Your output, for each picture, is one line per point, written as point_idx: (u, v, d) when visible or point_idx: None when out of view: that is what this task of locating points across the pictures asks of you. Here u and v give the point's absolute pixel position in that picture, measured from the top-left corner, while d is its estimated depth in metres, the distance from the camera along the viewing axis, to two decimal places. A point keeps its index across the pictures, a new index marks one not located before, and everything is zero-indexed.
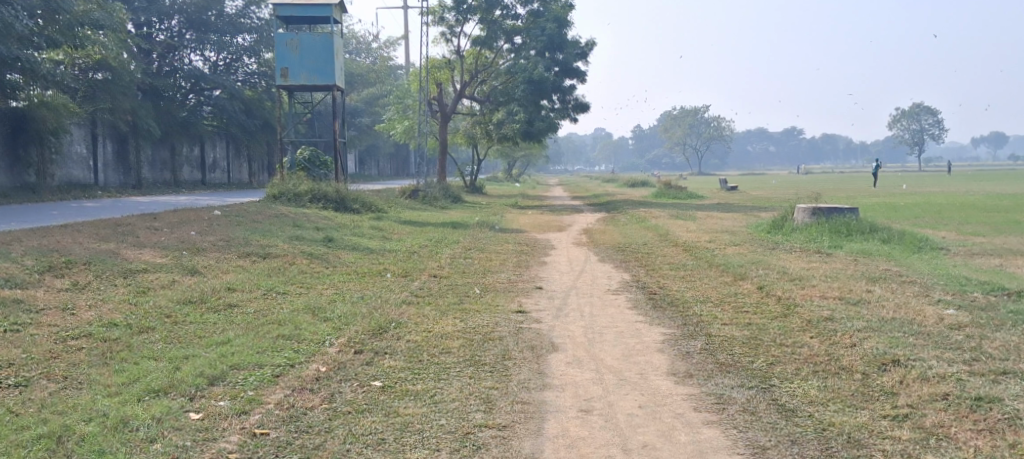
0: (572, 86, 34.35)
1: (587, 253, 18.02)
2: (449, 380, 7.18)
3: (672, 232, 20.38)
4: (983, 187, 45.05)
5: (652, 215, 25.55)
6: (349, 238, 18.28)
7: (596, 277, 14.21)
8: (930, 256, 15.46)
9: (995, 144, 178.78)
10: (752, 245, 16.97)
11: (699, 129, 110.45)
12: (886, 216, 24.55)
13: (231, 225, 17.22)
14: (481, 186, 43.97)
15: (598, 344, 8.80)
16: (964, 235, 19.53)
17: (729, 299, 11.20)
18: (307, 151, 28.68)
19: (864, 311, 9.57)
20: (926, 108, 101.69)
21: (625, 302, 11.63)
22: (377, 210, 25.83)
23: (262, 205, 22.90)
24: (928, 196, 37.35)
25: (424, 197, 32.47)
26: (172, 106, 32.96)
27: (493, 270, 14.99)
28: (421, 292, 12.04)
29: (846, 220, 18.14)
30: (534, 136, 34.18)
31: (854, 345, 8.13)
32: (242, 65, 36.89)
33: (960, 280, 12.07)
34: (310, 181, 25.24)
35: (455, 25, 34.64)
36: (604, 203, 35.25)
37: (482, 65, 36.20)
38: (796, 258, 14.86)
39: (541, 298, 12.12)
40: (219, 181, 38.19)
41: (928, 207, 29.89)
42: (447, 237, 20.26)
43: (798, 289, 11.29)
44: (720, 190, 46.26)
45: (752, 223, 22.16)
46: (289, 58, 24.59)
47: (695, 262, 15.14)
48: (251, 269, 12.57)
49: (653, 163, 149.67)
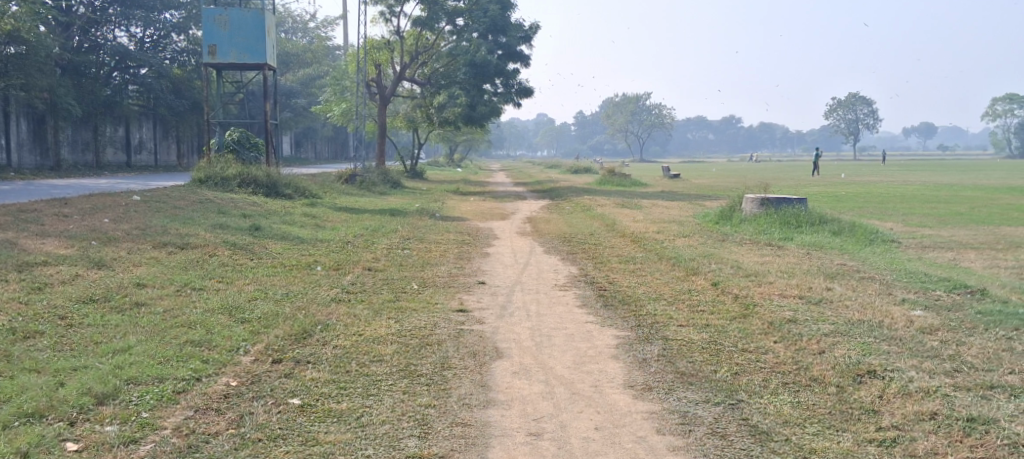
0: (515, 69, 33.52)
1: (531, 243, 17.26)
2: (379, 396, 6.42)
3: (619, 221, 19.75)
4: (922, 177, 45.33)
5: (597, 203, 24.88)
6: (279, 227, 17.38)
7: (541, 271, 13.45)
8: (883, 249, 14.99)
9: (925, 133, 182.25)
10: (702, 237, 16.40)
11: (640, 116, 110.49)
12: (832, 206, 24.19)
13: (150, 214, 16.18)
14: (422, 171, 42.99)
15: (546, 350, 8.06)
16: (912, 226, 19.15)
17: (684, 296, 10.54)
18: (237, 133, 27.52)
19: (828, 311, 8.91)
20: (862, 98, 102.77)
21: (573, 300, 10.90)
22: (312, 196, 24.82)
23: (188, 191, 21.78)
24: (869, 186, 37.32)
25: (362, 182, 31.50)
26: (94, 84, 31.48)
27: (432, 262, 14.16)
28: (354, 289, 11.21)
29: (796, 211, 17.63)
30: (476, 121, 33.27)
31: (824, 351, 7.49)
32: (171, 42, 35.19)
33: (919, 276, 11.53)
34: (240, 165, 24.13)
35: (395, 6, 33.56)
36: (548, 190, 34.55)
37: (422, 47, 35.17)
38: (747, 251, 14.26)
39: (484, 294, 11.34)
40: (147, 163, 36.79)
41: (870, 197, 29.66)
42: (385, 225, 19.39)
43: (755, 286, 10.61)
44: (663, 178, 45.82)
45: (699, 212, 21.59)
46: (217, 35, 23.32)
47: (645, 255, 14.51)
48: (166, 261, 11.94)
49: (596, 149, 149.93)
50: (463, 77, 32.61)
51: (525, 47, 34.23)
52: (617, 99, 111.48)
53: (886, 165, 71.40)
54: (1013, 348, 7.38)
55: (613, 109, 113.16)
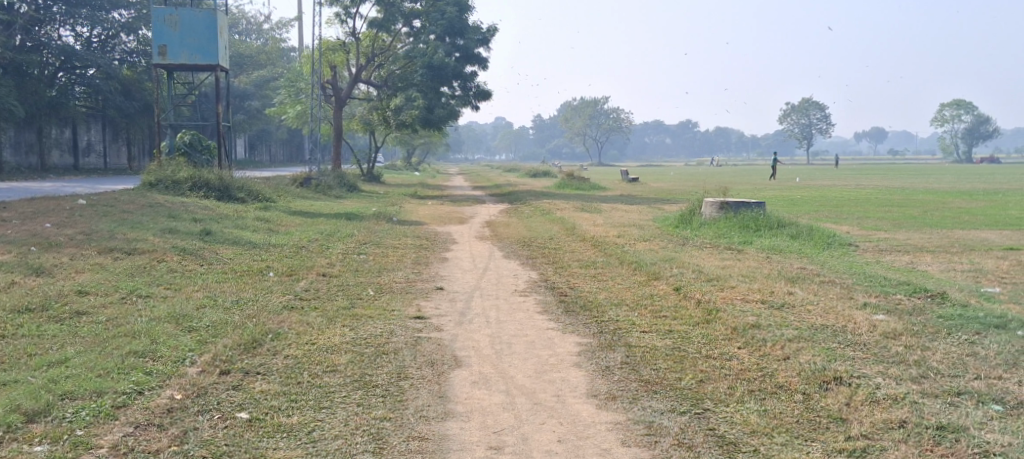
0: (473, 72, 33.30)
1: (489, 248, 17.04)
2: (332, 409, 6.17)
3: (578, 225, 19.60)
4: (875, 181, 45.89)
5: (556, 208, 24.70)
6: (231, 232, 17.04)
7: (500, 276, 13.24)
8: (841, 252, 14.97)
9: (876, 138, 185.20)
10: (662, 240, 16.32)
11: (598, 121, 110.88)
12: (789, 210, 24.28)
13: (96, 220, 15.80)
14: (379, 175, 42.60)
15: (506, 358, 7.85)
16: (868, 230, 19.22)
17: (646, 302, 10.39)
18: (188, 136, 26.90)
19: (791, 316, 8.77)
20: (814, 103, 104.04)
21: (533, 306, 10.69)
22: (266, 200, 24.38)
23: (137, 195, 21.29)
24: (824, 189, 37.61)
25: (317, 186, 31.08)
26: (38, 85, 30.82)
27: (389, 267, 13.88)
28: (307, 296, 10.96)
29: (755, 215, 17.60)
30: (434, 125, 33.00)
31: (789, 357, 7.35)
32: (121, 42, 34.70)
33: (878, 280, 11.45)
34: (191, 169, 23.67)
35: (351, 7, 33.17)
36: (507, 194, 34.36)
37: (379, 49, 34.81)
38: (707, 255, 14.17)
39: (442, 300, 11.11)
40: (95, 166, 36.10)
41: (826, 201, 29.86)
42: (341, 229, 19.07)
43: (717, 291, 10.45)
44: (622, 182, 45.82)
45: (658, 216, 21.51)
46: (168, 36, 22.82)
47: (605, 259, 14.37)
48: (111, 268, 11.66)
49: (554, 152, 150.40)
50: (420, 79, 32.31)
51: (483, 50, 34.04)
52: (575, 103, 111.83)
53: (838, 168, 72.32)
54: (976, 352, 7.30)
55: (571, 113, 113.36)
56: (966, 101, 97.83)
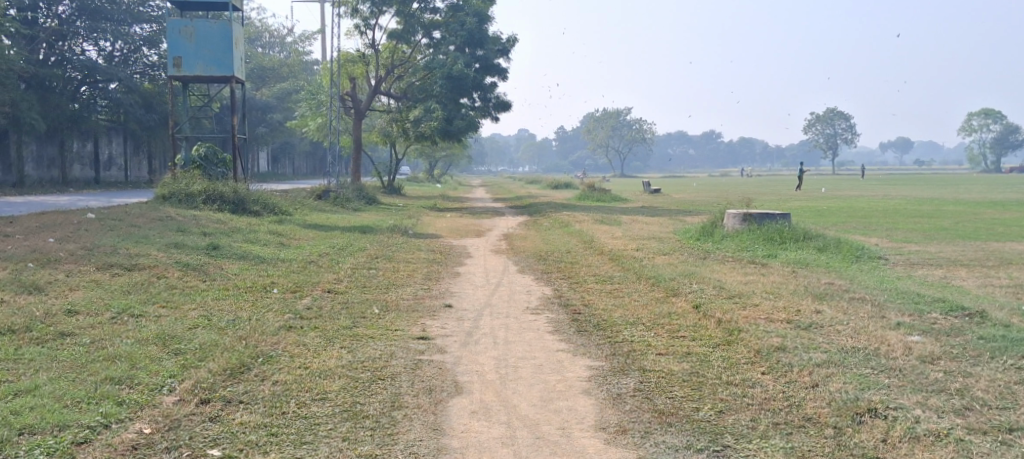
0: (493, 83, 32.81)
1: (505, 262, 16.50)
2: (314, 446, 6.02)
3: (597, 238, 19.05)
4: (902, 192, 44.94)
5: (575, 220, 24.14)
6: (240, 246, 16.64)
7: (513, 292, 12.69)
8: (870, 266, 14.31)
9: (901, 148, 182.83)
10: (683, 254, 15.74)
11: (621, 131, 110.20)
12: (814, 221, 23.58)
13: (101, 236, 15.44)
14: (398, 187, 42.19)
15: (511, 384, 7.32)
16: (897, 242, 18.53)
17: (663, 321, 9.81)
18: (204, 149, 26.64)
19: (819, 338, 8.12)
20: (839, 113, 102.88)
21: (544, 325, 10.13)
22: (282, 213, 24.01)
23: (150, 209, 20.95)
24: (850, 200, 36.84)
25: (336, 198, 30.73)
26: (58, 99, 30.75)
27: (398, 283, 13.36)
28: (309, 314, 10.44)
29: (779, 227, 16.99)
30: (453, 136, 32.47)
31: (817, 385, 6.76)
32: (143, 56, 34.54)
33: (912, 297, 10.79)
34: (206, 181, 23.28)
35: (371, 18, 32.77)
36: (526, 207, 33.93)
37: (398, 61, 34.45)
38: (730, 270, 13.55)
39: (449, 319, 10.57)
40: (116, 179, 35.94)
41: (852, 212, 29.17)
42: (354, 243, 18.65)
43: (740, 309, 9.81)
44: (644, 193, 45.12)
45: (679, 229, 20.89)
46: (183, 47, 22.53)
47: (623, 274, 13.83)
48: (107, 285, 11.24)
49: (576, 164, 149.56)
50: (440, 91, 31.87)
51: (503, 60, 33.57)
52: (596, 115, 111.12)
53: (863, 179, 71.30)
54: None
55: (593, 124, 112.49)
56: (994, 111, 96.37)
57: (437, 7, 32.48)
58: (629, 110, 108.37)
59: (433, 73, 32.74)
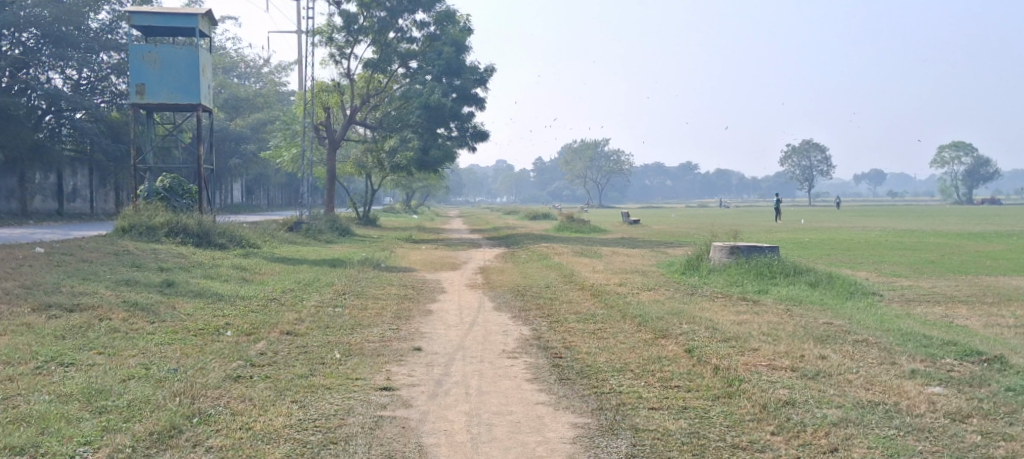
0: (470, 113, 31.89)
1: (480, 298, 15.55)
2: None
3: (577, 272, 18.17)
4: (881, 223, 44.48)
5: (554, 252, 23.24)
6: (198, 282, 15.62)
7: (488, 333, 11.70)
8: (867, 303, 13.43)
9: (874, 181, 183.54)
10: (669, 290, 14.86)
11: (599, 163, 109.87)
12: (800, 254, 22.84)
13: (45, 275, 14.40)
14: (374, 218, 41.11)
15: (483, 447, 6.45)
16: (888, 276, 17.72)
17: (654, 368, 8.87)
18: (168, 179, 25.63)
19: (831, 389, 7.16)
20: (814, 145, 103.05)
21: (523, 371, 9.18)
22: (249, 245, 22.98)
23: (106, 242, 19.90)
24: (833, 232, 36.11)
25: (308, 229, 29.72)
26: (21, 129, 29.66)
27: (365, 323, 12.36)
28: (261, 361, 9.46)
29: (768, 260, 16.19)
30: (429, 167, 31.44)
31: (837, 449, 6.09)
32: (111, 85, 33.50)
33: (921, 338, 9.91)
34: (168, 213, 22.23)
35: (346, 47, 31.97)
36: (504, 238, 32.99)
37: (374, 90, 33.58)
38: (721, 308, 12.64)
39: (417, 365, 9.58)
40: (82, 211, 34.67)
41: (835, 244, 28.40)
42: (321, 277, 17.68)
43: (738, 355, 8.85)
44: (623, 224, 44.29)
45: (662, 263, 20.00)
46: (147, 74, 21.55)
47: (607, 312, 12.90)
48: (39, 330, 10.52)
49: (555, 196, 148.99)
50: (417, 120, 30.93)
51: (480, 90, 32.70)
52: (574, 146, 110.75)
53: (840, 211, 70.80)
54: None
55: (571, 155, 111.95)
56: (965, 143, 96.69)
57: (413, 37, 31.77)
58: (606, 141, 108.20)
59: (409, 103, 31.83)
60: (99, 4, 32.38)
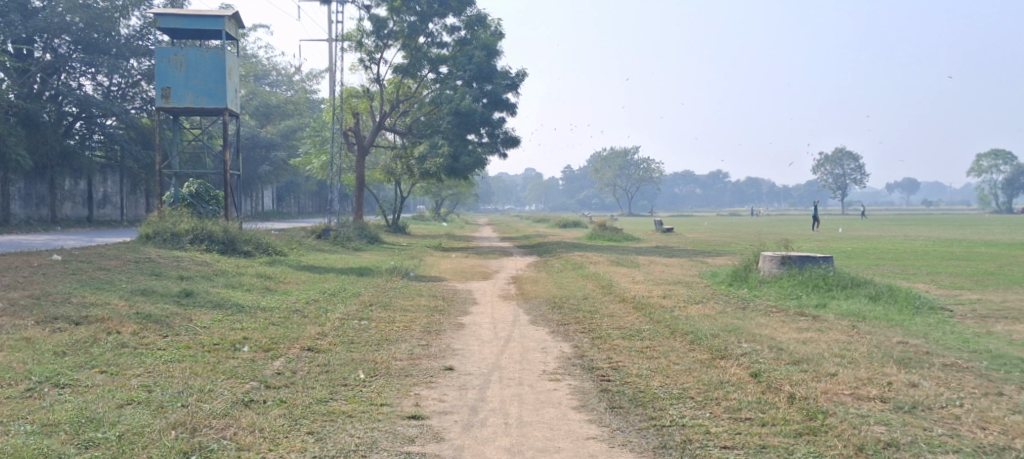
0: (501, 119, 30.88)
1: (514, 310, 14.58)
2: None
3: (616, 283, 17.14)
4: (923, 232, 42.92)
5: (590, 261, 22.24)
6: (217, 292, 14.75)
7: (526, 351, 10.71)
8: (938, 319, 12.28)
9: (908, 190, 180.40)
10: (719, 304, 13.81)
11: (629, 171, 108.49)
12: (847, 264, 21.68)
13: (55, 284, 13.63)
14: (403, 225, 40.22)
15: None
16: (950, 289, 16.53)
17: (718, 395, 7.84)
18: (195, 186, 24.89)
19: (938, 427, 6.51)
20: (848, 154, 101.00)
21: (567, 396, 8.21)
22: (275, 253, 22.12)
23: (128, 249, 19.09)
24: (877, 241, 34.76)
25: (336, 237, 28.86)
26: (51, 134, 29.10)
27: (392, 339, 11.39)
28: (277, 382, 8.57)
29: (823, 271, 15.09)
30: (460, 174, 30.47)
31: None
32: (141, 91, 32.95)
33: (1018, 362, 8.79)
34: (193, 220, 21.43)
35: (375, 51, 31.12)
36: (536, 246, 32.02)
37: (403, 95, 32.71)
38: (781, 325, 11.56)
39: (449, 388, 8.63)
40: (111, 218, 34.03)
41: (881, 254, 27.10)
42: (347, 287, 16.78)
43: (814, 381, 7.80)
44: (656, 233, 43.09)
45: (706, 273, 18.92)
46: (172, 77, 20.79)
47: (653, 328, 11.87)
48: (39, 345, 9.68)
49: (584, 203, 147.84)
50: (447, 126, 30.00)
51: (511, 95, 31.71)
52: (605, 154, 109.67)
53: (861, 219, 68.11)
54: None
55: (601, 164, 110.69)
56: (1004, 152, 94.24)
57: (443, 41, 30.88)
58: (637, 149, 106.88)
59: (439, 108, 30.88)
60: (130, 10, 31.80)
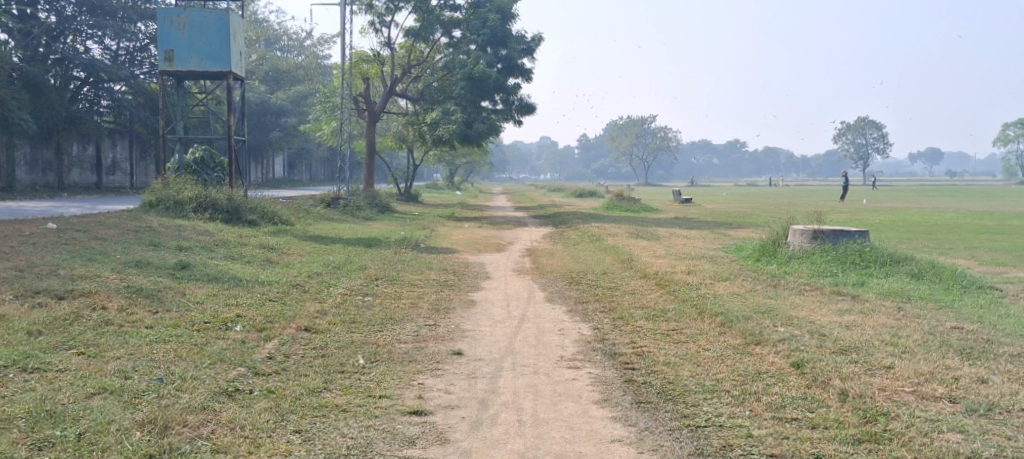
0: (516, 85, 29.88)
1: (530, 285, 13.76)
2: None
3: (637, 256, 16.27)
4: (951, 204, 41.73)
5: (608, 233, 21.36)
6: (215, 263, 13.97)
7: (541, 333, 9.86)
8: (988, 300, 11.38)
9: (927, 161, 178.20)
10: (747, 281, 12.94)
11: (646, 140, 107.08)
12: (879, 237, 20.70)
13: (42, 254, 12.87)
14: (416, 194, 39.37)
15: None
16: (992, 265, 15.60)
17: (756, 388, 7.01)
18: (200, 152, 24.12)
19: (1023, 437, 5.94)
20: (870, 122, 99.23)
21: (587, 387, 7.39)
22: (282, 223, 21.33)
23: (128, 217, 18.31)
24: (904, 212, 33.70)
25: (345, 206, 28.01)
26: (57, 98, 28.28)
27: (397, 318, 10.57)
28: (269, 368, 7.75)
29: (859, 246, 14.19)
30: (473, 141, 29.44)
31: None
32: (149, 56, 32.05)
33: None
34: (197, 187, 20.63)
35: (386, 14, 30.13)
36: (551, 216, 31.17)
37: (415, 60, 31.76)
38: (818, 305, 10.66)
39: (456, 376, 7.80)
40: (120, 184, 33.34)
41: (912, 227, 26.04)
42: (353, 259, 15.98)
43: (868, 376, 7.02)
44: (675, 203, 42.12)
45: (730, 246, 18.00)
46: (175, 39, 19.87)
47: (678, 308, 11.00)
48: (14, 322, 8.88)
49: (600, 172, 146.67)
50: (460, 92, 29.00)
51: (527, 61, 30.70)
52: (621, 122, 108.37)
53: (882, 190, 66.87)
54: None
55: (617, 132, 109.34)
56: None
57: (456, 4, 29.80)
58: (654, 117, 105.41)
59: (451, 73, 29.94)
60: None
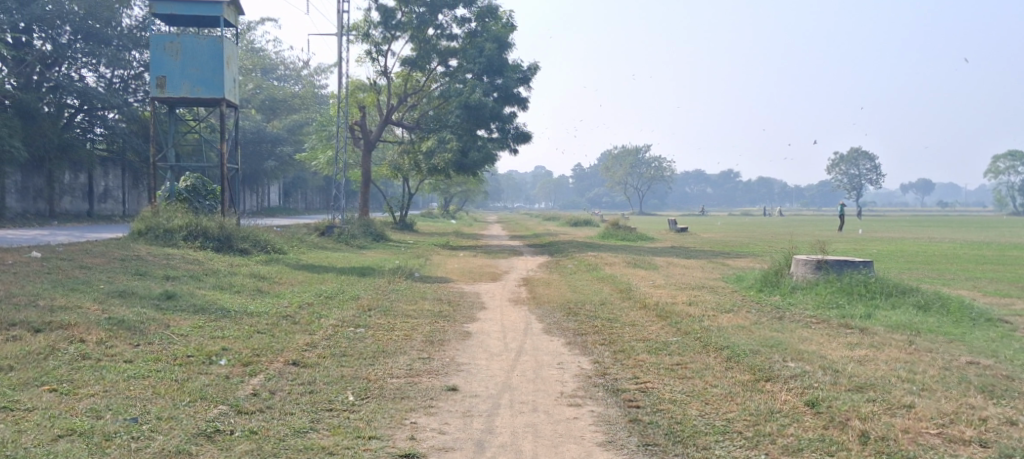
0: (513, 114, 29.56)
1: (526, 316, 13.35)
2: None
3: (635, 286, 15.88)
4: (946, 234, 41.47)
5: (605, 263, 20.97)
6: (204, 293, 13.55)
7: (540, 367, 9.45)
8: (1001, 332, 10.99)
9: (920, 191, 178.46)
10: (751, 312, 12.54)
11: (640, 169, 106.96)
12: (881, 267, 20.33)
13: (24, 284, 12.42)
14: (410, 223, 38.96)
15: None
16: (998, 297, 15.22)
17: (770, 430, 6.66)
18: (192, 180, 23.73)
19: None
20: (863, 153, 99.44)
21: (590, 427, 7.02)
22: (275, 251, 20.94)
23: (117, 246, 17.91)
24: (901, 243, 33.37)
25: (339, 234, 27.61)
26: (49, 125, 27.89)
27: (390, 350, 10.14)
28: (253, 405, 7.35)
29: (864, 277, 13.80)
30: (468, 170, 29.13)
31: None
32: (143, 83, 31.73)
33: None
34: (188, 215, 20.24)
35: (382, 43, 29.88)
36: (546, 245, 30.78)
37: (412, 89, 31.49)
38: (828, 339, 10.24)
39: (451, 414, 7.41)
40: (111, 212, 32.86)
41: (910, 257, 25.69)
42: (344, 288, 15.57)
43: (888, 416, 6.76)
44: (670, 231, 41.76)
45: (729, 276, 17.60)
46: (168, 65, 19.51)
47: (683, 340, 10.58)
48: None
49: (594, 202, 146.49)
50: (455, 120, 28.68)
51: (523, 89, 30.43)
52: (616, 152, 108.32)
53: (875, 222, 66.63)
54: None
55: (612, 162, 109.22)
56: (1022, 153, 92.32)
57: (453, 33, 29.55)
58: (649, 147, 105.39)
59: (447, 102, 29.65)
60: None
